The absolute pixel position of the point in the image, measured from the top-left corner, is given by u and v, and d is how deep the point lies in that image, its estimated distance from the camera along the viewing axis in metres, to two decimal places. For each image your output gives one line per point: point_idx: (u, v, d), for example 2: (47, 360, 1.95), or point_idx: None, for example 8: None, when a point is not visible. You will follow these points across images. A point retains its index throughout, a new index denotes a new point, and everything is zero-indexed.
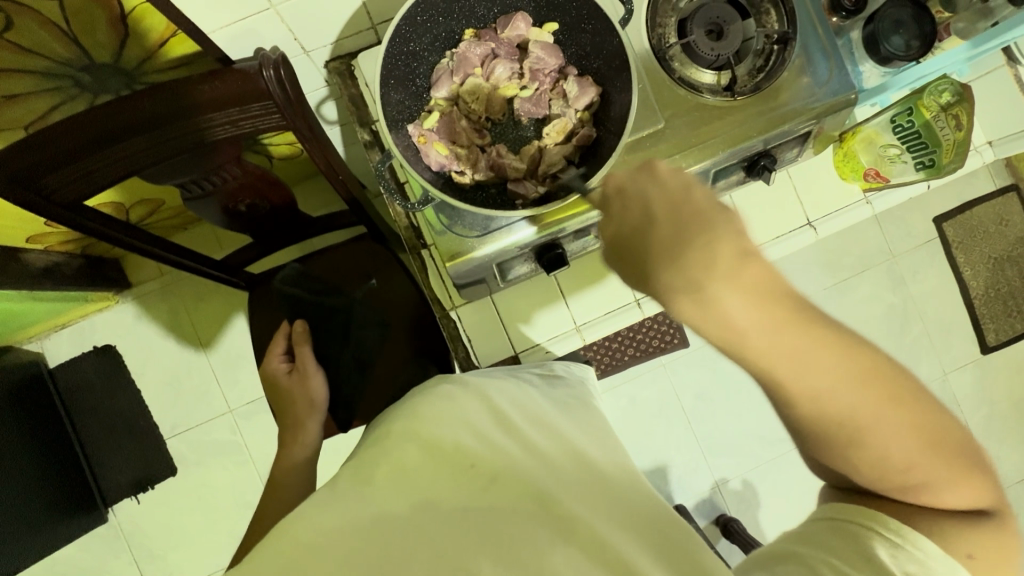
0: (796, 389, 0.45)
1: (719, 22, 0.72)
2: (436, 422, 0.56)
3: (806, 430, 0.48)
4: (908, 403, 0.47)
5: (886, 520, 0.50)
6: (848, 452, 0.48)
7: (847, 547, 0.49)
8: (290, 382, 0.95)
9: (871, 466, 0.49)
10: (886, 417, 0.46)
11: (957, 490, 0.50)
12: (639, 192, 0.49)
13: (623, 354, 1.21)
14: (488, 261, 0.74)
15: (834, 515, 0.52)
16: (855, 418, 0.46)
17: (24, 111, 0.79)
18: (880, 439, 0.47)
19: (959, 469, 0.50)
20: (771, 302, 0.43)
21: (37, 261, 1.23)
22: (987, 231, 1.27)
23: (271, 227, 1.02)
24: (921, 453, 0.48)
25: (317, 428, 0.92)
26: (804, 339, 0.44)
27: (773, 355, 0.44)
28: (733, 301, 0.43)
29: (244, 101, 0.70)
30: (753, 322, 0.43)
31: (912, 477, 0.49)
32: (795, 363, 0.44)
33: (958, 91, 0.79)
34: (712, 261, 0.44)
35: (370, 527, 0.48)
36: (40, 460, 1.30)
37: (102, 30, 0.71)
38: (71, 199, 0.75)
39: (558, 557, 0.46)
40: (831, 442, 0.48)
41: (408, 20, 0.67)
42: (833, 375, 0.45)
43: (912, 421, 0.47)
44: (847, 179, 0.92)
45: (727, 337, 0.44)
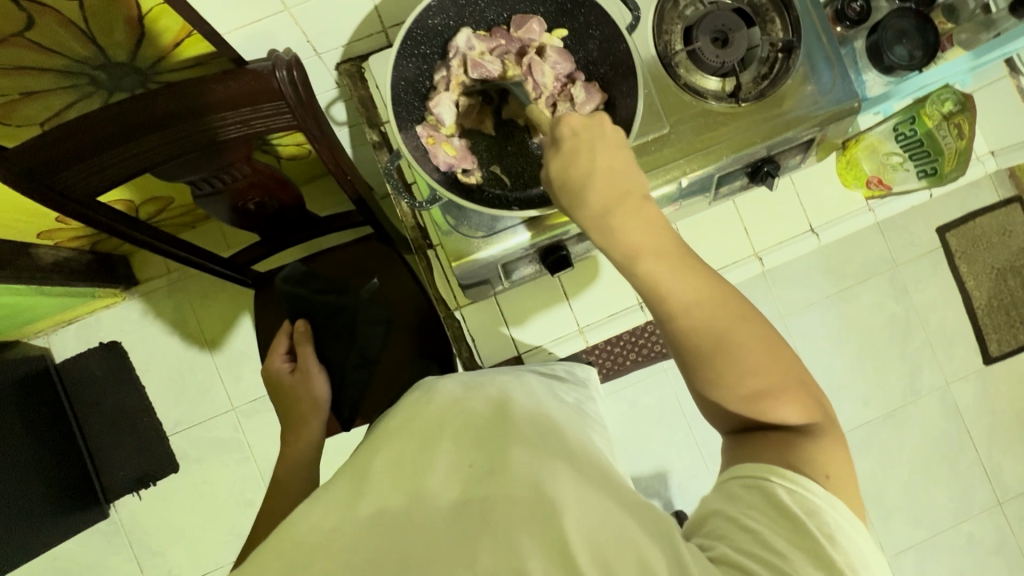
0: (668, 300, 0.53)
1: (725, 30, 0.73)
2: (433, 417, 0.59)
3: (676, 347, 0.54)
4: (758, 328, 0.53)
5: (783, 469, 0.50)
6: (708, 364, 0.52)
7: (760, 502, 0.48)
8: (292, 381, 0.95)
9: (728, 384, 0.51)
10: (732, 331, 0.52)
11: (790, 405, 0.51)
12: (590, 141, 0.58)
13: (624, 359, 1.20)
14: (493, 261, 0.75)
15: (737, 470, 0.52)
16: (708, 329, 0.52)
17: (41, 107, 0.81)
18: (736, 355, 0.51)
19: (799, 391, 0.52)
20: (661, 231, 0.55)
21: (46, 256, 1.24)
22: (990, 242, 1.27)
23: (278, 226, 1.03)
24: (773, 370, 0.51)
25: (319, 427, 0.92)
26: (673, 262, 0.54)
27: (654, 272, 0.54)
28: (625, 222, 0.55)
29: (256, 101, 0.71)
30: (638, 241, 0.55)
31: (755, 385, 0.51)
32: (666, 279, 0.54)
33: (960, 100, 0.80)
34: (610, 192, 0.57)
35: (371, 520, 0.49)
36: (44, 453, 1.31)
37: (119, 30, 0.73)
38: (84, 195, 0.76)
39: (563, 529, 0.46)
40: (695, 359, 0.52)
41: (419, 23, 0.68)
42: (686, 289, 0.53)
43: (759, 338, 0.52)
44: (850, 186, 0.92)
45: (623, 254, 0.55)
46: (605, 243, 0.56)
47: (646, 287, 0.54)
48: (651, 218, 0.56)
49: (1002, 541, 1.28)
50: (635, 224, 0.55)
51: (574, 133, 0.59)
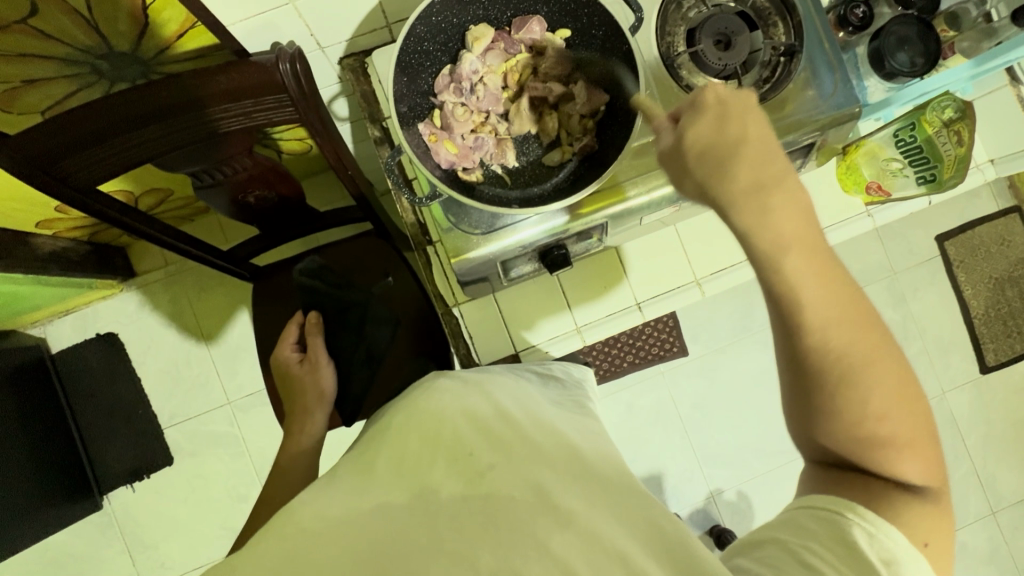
0: (808, 312, 0.47)
1: (727, 33, 0.73)
2: (435, 415, 0.58)
3: (802, 366, 0.49)
4: (889, 367, 0.48)
5: (862, 508, 0.49)
6: (838, 395, 0.48)
7: (825, 534, 0.48)
8: (302, 371, 0.95)
9: (850, 418, 0.48)
10: (869, 370, 0.48)
11: (912, 459, 0.49)
12: (742, 112, 0.51)
13: (621, 361, 1.23)
14: (492, 259, 0.75)
15: (816, 502, 0.50)
16: (854, 360, 0.48)
17: (43, 95, 0.81)
18: (865, 388, 0.47)
19: (919, 446, 0.49)
20: (810, 233, 0.49)
21: (45, 246, 1.24)
22: (989, 251, 1.28)
23: (278, 219, 1.02)
24: (905, 422, 0.49)
25: (322, 418, 0.93)
26: (816, 274, 0.48)
27: (799, 276, 0.47)
28: (776, 207, 0.48)
29: (259, 93, 0.71)
30: (786, 231, 0.48)
31: (881, 430, 0.48)
32: (812, 289, 0.47)
33: (960, 107, 0.79)
34: (759, 170, 0.49)
35: (374, 513, 0.49)
36: (38, 443, 1.31)
37: (123, 21, 0.73)
38: (84, 184, 0.76)
39: (562, 536, 0.46)
40: (822, 387, 0.48)
41: (423, 21, 0.69)
42: (836, 307, 0.48)
43: (898, 381, 0.49)
44: (850, 192, 0.93)
45: (769, 242, 0.47)
46: (751, 221, 0.48)
47: (789, 296, 0.48)
48: (803, 215, 0.48)
49: (994, 551, 1.29)
50: (787, 215, 0.48)
51: (728, 105, 0.51)
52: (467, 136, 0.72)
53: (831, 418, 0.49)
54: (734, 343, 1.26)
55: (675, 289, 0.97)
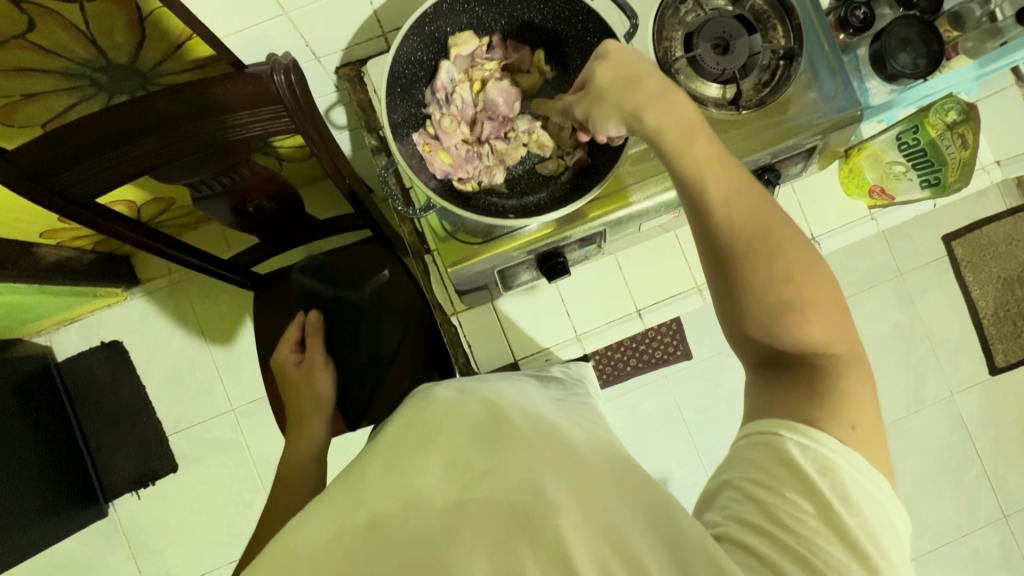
0: (709, 186, 0.50)
1: (725, 36, 0.73)
2: (430, 422, 0.59)
3: (710, 245, 0.51)
4: (798, 241, 0.49)
5: (796, 424, 0.47)
6: (746, 264, 0.48)
7: (772, 463, 0.47)
8: (299, 376, 0.97)
9: (759, 288, 0.48)
10: (775, 238, 0.49)
11: (822, 325, 0.48)
12: (625, 58, 0.56)
13: (624, 364, 1.23)
14: (491, 267, 0.74)
15: (757, 428, 0.49)
16: (750, 224, 0.49)
17: (42, 109, 0.81)
18: (773, 254, 0.48)
19: (833, 316, 0.49)
20: (698, 135, 0.53)
21: (49, 255, 1.25)
22: (998, 251, 1.26)
23: (277, 228, 1.03)
24: (812, 285, 0.48)
25: (320, 426, 0.93)
26: (709, 157, 0.51)
27: (687, 167, 0.51)
28: (675, 110, 0.53)
29: (255, 104, 0.71)
30: (680, 126, 0.52)
31: (790, 300, 0.48)
32: (713, 168, 0.51)
33: (964, 110, 0.78)
34: (664, 84, 0.54)
35: (367, 528, 0.48)
36: (43, 452, 1.32)
37: (120, 34, 0.73)
38: (84, 196, 0.76)
39: (563, 529, 0.45)
40: (730, 255, 0.49)
41: (416, 30, 0.68)
42: (731, 182, 0.51)
43: (800, 246, 0.49)
44: (852, 196, 0.91)
45: (670, 136, 0.52)
46: (653, 124, 0.53)
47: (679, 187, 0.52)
48: (688, 119, 0.53)
49: (1006, 554, 1.27)
50: (666, 124, 0.53)
51: (618, 51, 0.56)
52: (460, 146, 0.73)
53: (744, 295, 0.49)
54: None
55: (677, 295, 0.96)
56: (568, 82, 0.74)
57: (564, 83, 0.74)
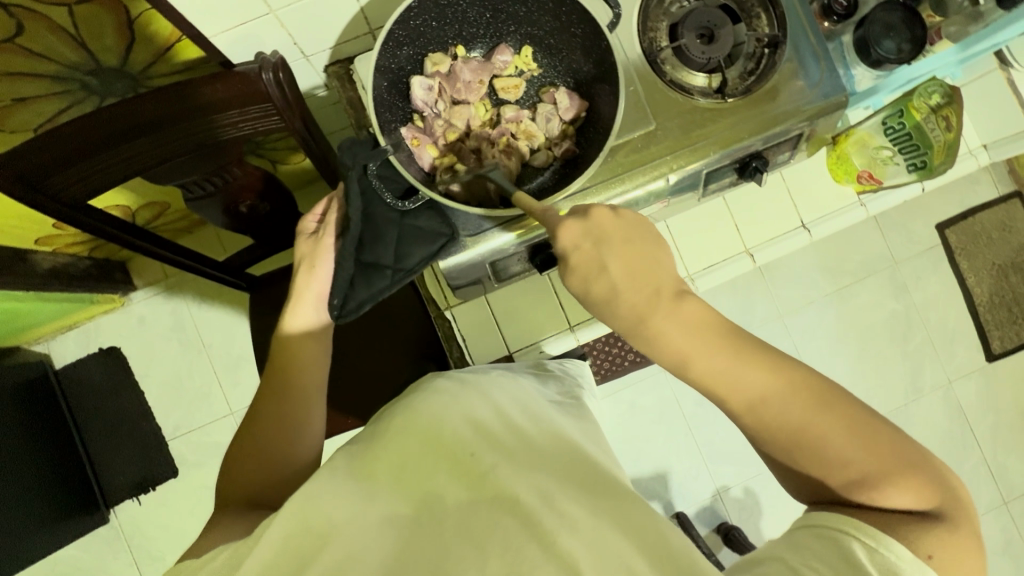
0: (730, 400, 0.52)
1: (710, 26, 0.74)
2: (433, 414, 0.57)
3: (754, 441, 0.53)
4: (845, 412, 0.50)
5: (866, 524, 0.46)
6: (791, 456, 0.51)
7: (828, 551, 0.45)
8: (308, 247, 0.72)
9: (812, 469, 0.50)
10: (817, 418, 0.49)
11: (900, 489, 0.48)
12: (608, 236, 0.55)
13: (622, 360, 1.19)
14: (481, 260, 0.74)
15: (813, 519, 0.49)
16: (788, 422, 0.50)
17: (34, 113, 0.82)
18: (819, 437, 0.49)
19: (908, 471, 0.48)
20: (708, 328, 0.53)
21: (45, 262, 1.25)
22: (991, 238, 1.26)
23: (272, 228, 1.03)
24: (871, 453, 0.49)
25: (308, 308, 0.70)
26: (727, 356, 0.52)
27: (711, 370, 0.53)
28: (663, 324, 0.54)
29: (244, 104, 0.72)
30: (684, 342, 0.53)
31: (852, 473, 0.49)
32: (726, 379, 0.52)
33: (948, 93, 0.79)
34: (639, 293, 0.55)
35: (384, 525, 0.49)
36: (43, 459, 1.32)
37: (110, 36, 0.74)
38: (77, 198, 0.77)
39: (570, 541, 0.45)
40: (776, 449, 0.51)
41: (401, 24, 0.69)
42: (753, 383, 0.51)
43: (849, 428, 0.49)
44: (841, 182, 0.92)
45: (672, 358, 0.54)
46: (650, 348, 0.55)
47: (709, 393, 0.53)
48: (694, 314, 0.54)
49: (1008, 541, 1.27)
50: (675, 330, 0.53)
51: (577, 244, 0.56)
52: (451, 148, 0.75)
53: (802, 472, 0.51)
54: None
55: None
56: (555, 73, 0.76)
57: (550, 75, 0.76)
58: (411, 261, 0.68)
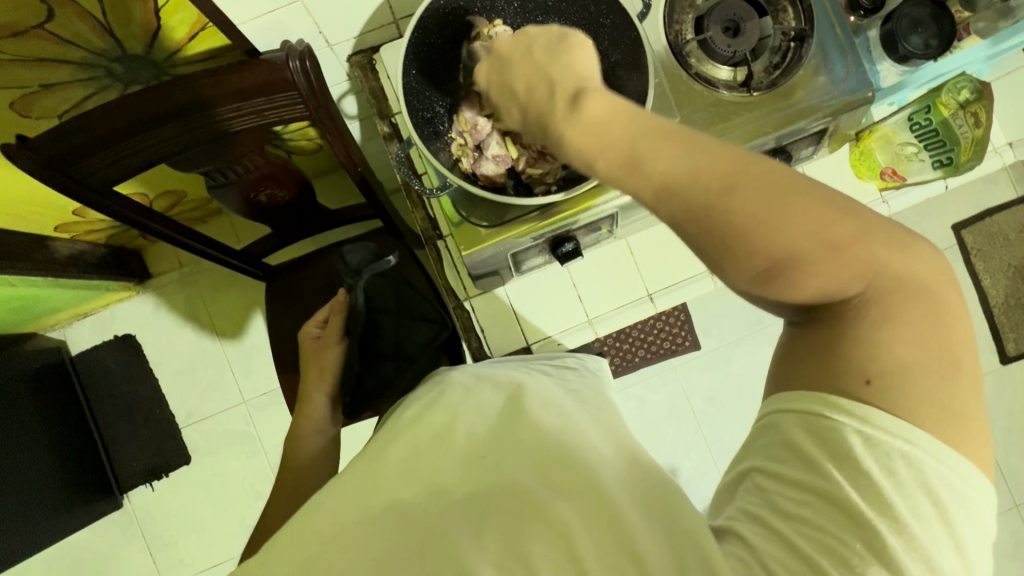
0: (639, 187, 0.43)
1: (736, 19, 0.74)
2: (443, 411, 0.59)
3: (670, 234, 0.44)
4: (809, 197, 0.40)
5: (826, 395, 0.42)
6: (724, 255, 0.41)
7: (788, 453, 0.43)
8: (316, 349, 0.91)
9: (761, 264, 0.40)
10: (748, 195, 0.40)
11: (835, 273, 0.40)
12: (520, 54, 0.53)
13: (633, 355, 1.22)
14: (503, 250, 0.75)
15: (776, 408, 0.45)
16: (649, 170, 0.42)
17: (60, 99, 0.83)
18: (754, 224, 0.40)
19: (858, 253, 0.40)
20: (625, 116, 0.44)
21: (63, 249, 1.26)
22: (1008, 239, 1.25)
23: (290, 217, 1.04)
24: (812, 234, 0.39)
25: (322, 400, 0.88)
26: (631, 132, 0.43)
27: (628, 153, 0.43)
28: (561, 118, 0.47)
29: (270, 92, 0.72)
30: (589, 141, 0.45)
31: (793, 261, 0.40)
32: (632, 159, 0.43)
33: (977, 88, 0.78)
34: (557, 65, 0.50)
35: (389, 510, 0.49)
36: (58, 444, 1.33)
37: (137, 24, 0.74)
38: (103, 183, 0.77)
39: (570, 520, 0.45)
40: (699, 247, 0.42)
41: (430, 14, 0.70)
42: (584, 124, 0.45)
43: (690, 152, 0.42)
44: (864, 178, 0.93)
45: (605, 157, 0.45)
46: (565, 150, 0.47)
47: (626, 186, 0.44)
48: (606, 102, 0.46)
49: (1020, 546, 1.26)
50: (575, 123, 0.46)
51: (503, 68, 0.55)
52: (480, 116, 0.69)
53: (741, 275, 0.41)
54: (748, 336, 1.24)
55: (687, 279, 0.96)
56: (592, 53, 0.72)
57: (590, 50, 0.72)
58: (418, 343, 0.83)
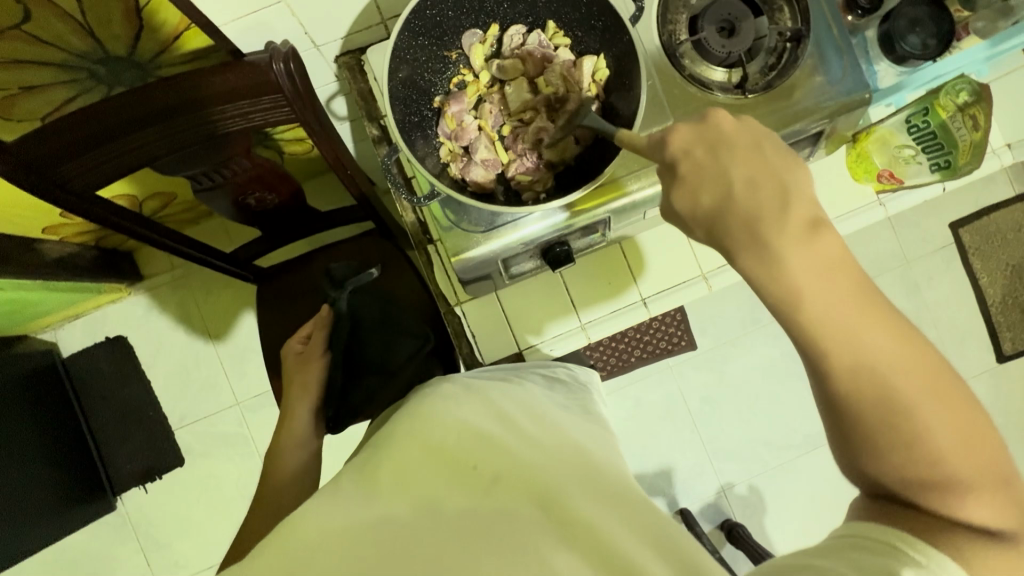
0: (831, 353, 0.44)
1: (730, 19, 0.72)
2: (435, 422, 0.56)
3: (840, 404, 0.45)
4: (974, 423, 0.44)
5: (914, 539, 0.43)
6: (885, 438, 0.44)
7: (876, 569, 0.41)
8: (297, 364, 0.91)
9: (909, 459, 0.43)
10: (927, 405, 0.43)
11: (981, 503, 0.43)
12: (721, 149, 0.47)
13: (629, 356, 1.20)
14: (493, 256, 0.73)
15: (857, 532, 0.45)
16: (855, 343, 0.44)
17: (41, 103, 0.79)
18: (923, 427, 0.43)
19: (999, 491, 0.44)
20: (836, 274, 0.44)
21: (52, 251, 1.24)
22: (1006, 238, 1.24)
23: (280, 219, 1.02)
24: (970, 459, 0.43)
25: (305, 414, 0.87)
26: (854, 304, 0.44)
27: (824, 316, 0.44)
28: (783, 246, 0.44)
29: (254, 95, 0.70)
30: (803, 276, 0.44)
31: (940, 474, 0.43)
32: (834, 330, 0.44)
33: (976, 90, 0.77)
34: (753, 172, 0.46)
35: (377, 526, 0.47)
36: (49, 448, 1.32)
37: (118, 22, 0.73)
38: (85, 187, 0.76)
39: (564, 557, 0.44)
40: (873, 427, 0.44)
41: (417, 14, 0.67)
42: (814, 275, 0.44)
43: (904, 349, 0.44)
44: (861, 180, 0.91)
45: (779, 293, 0.45)
46: (762, 276, 0.45)
47: (809, 341, 0.45)
48: (828, 253, 0.44)
49: None
50: (803, 262, 0.44)
51: (686, 157, 0.48)
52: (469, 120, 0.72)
53: (894, 463, 0.44)
54: (744, 336, 1.24)
55: (680, 283, 0.95)
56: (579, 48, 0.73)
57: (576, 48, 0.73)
58: (404, 355, 0.86)
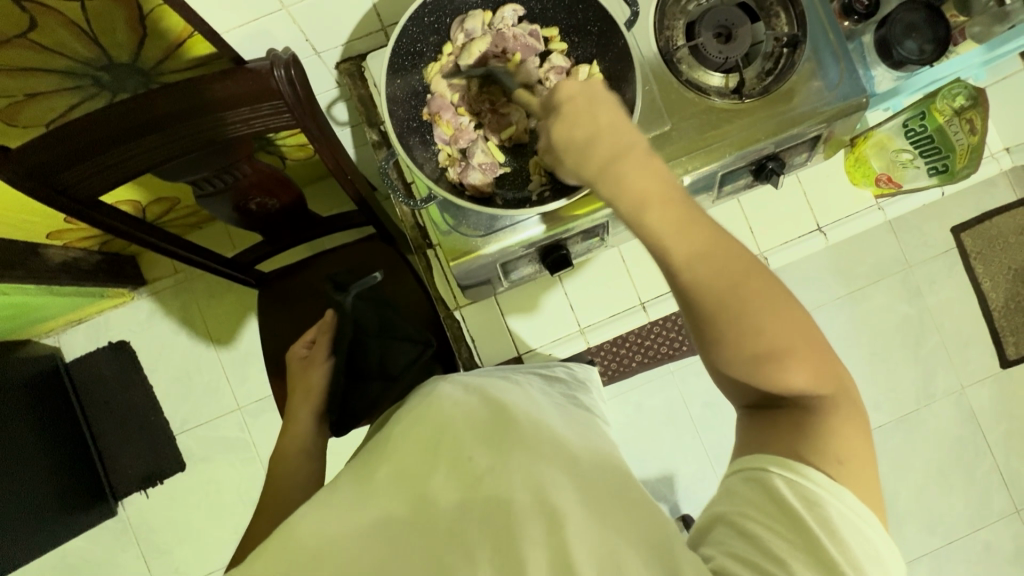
0: (671, 251, 0.46)
1: (727, 25, 0.73)
2: (433, 420, 0.57)
3: (683, 301, 0.46)
4: (787, 306, 0.46)
5: (786, 458, 0.47)
6: (717, 326, 0.45)
7: (758, 497, 0.47)
8: (301, 368, 0.91)
9: (744, 343, 0.45)
10: (747, 291, 0.45)
11: (802, 373, 0.46)
12: (591, 99, 0.50)
13: (630, 360, 1.20)
14: (492, 260, 0.74)
15: (746, 464, 0.49)
16: (666, 244, 0.46)
17: (46, 109, 0.82)
18: (750, 316, 0.45)
19: (814, 357, 0.46)
20: (662, 184, 0.48)
21: (56, 256, 1.25)
22: (1008, 242, 1.24)
23: (282, 224, 1.03)
24: (789, 335, 0.45)
25: (309, 417, 0.86)
26: (680, 209, 0.47)
27: (656, 224, 0.46)
28: (626, 173, 0.48)
29: (255, 101, 0.71)
30: (639, 188, 0.47)
31: (768, 350, 0.45)
32: (669, 231, 0.46)
33: (972, 95, 0.78)
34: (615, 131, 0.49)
35: (375, 528, 0.47)
36: (51, 452, 1.32)
37: (121, 31, 0.73)
38: (88, 193, 0.77)
39: (562, 542, 0.44)
40: (706, 317, 0.45)
41: (415, 21, 0.69)
42: (639, 179, 0.47)
43: (719, 244, 0.46)
44: (859, 184, 0.92)
45: (628, 205, 0.48)
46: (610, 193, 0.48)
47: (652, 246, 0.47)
48: (658, 169, 0.48)
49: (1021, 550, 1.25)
50: (635, 176, 0.48)
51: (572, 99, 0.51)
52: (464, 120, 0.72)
53: (728, 354, 0.45)
54: None
55: None
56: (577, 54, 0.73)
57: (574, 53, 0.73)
58: (402, 362, 0.85)
